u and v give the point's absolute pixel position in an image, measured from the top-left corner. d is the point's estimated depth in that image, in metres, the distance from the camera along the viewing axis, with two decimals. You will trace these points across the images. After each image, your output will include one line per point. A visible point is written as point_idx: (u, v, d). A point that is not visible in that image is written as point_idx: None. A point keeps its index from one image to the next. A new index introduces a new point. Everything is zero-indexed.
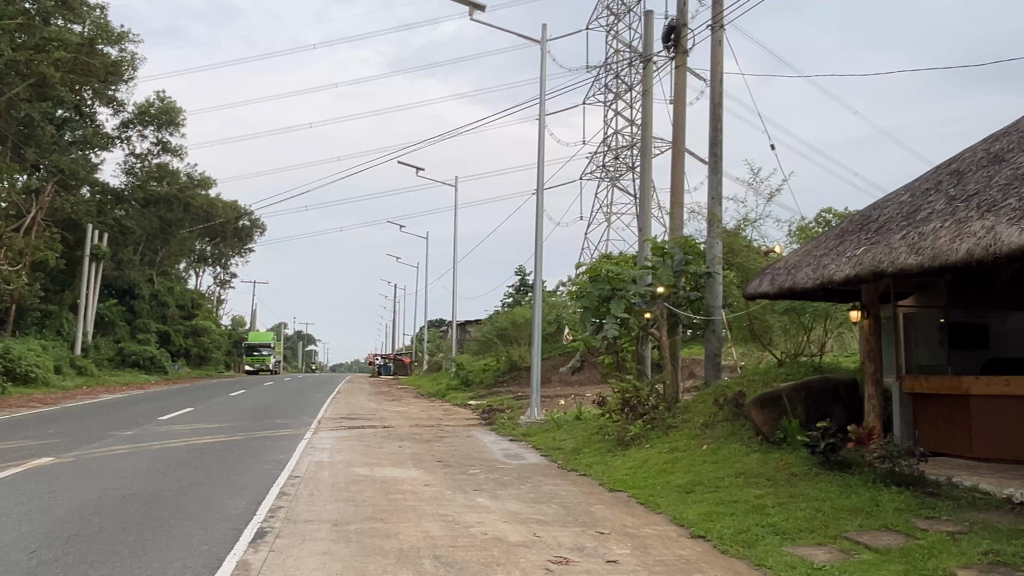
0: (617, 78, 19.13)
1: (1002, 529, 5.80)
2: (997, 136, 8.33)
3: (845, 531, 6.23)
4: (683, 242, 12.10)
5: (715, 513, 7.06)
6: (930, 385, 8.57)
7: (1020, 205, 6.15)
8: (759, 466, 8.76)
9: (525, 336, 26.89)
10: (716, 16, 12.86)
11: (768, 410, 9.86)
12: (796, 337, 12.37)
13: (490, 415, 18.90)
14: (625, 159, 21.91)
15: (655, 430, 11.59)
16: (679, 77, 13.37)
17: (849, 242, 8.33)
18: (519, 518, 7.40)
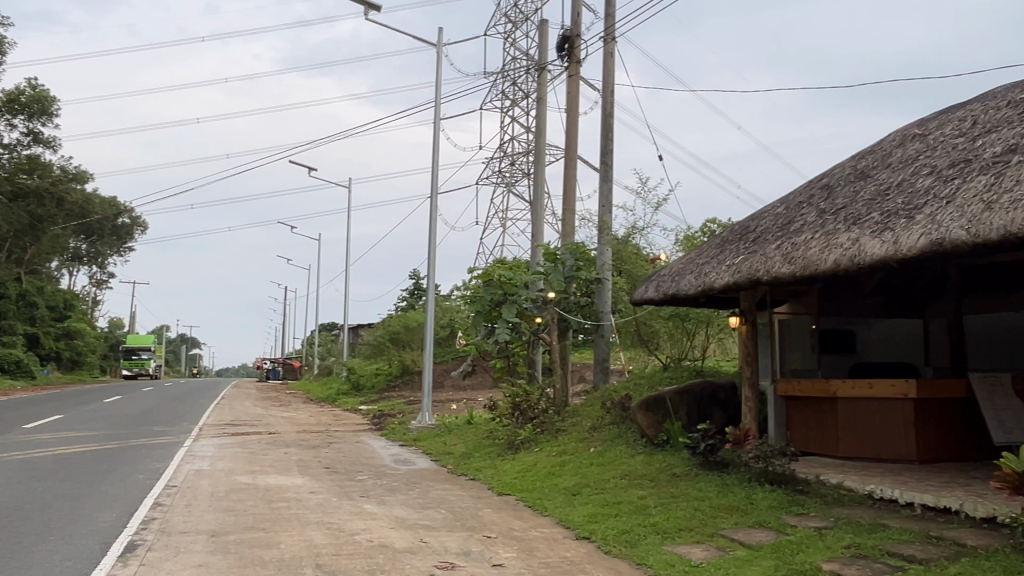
0: (513, 85, 19.27)
1: (862, 524, 6.16)
2: (862, 154, 8.87)
3: (721, 528, 6.47)
4: (574, 248, 12.35)
5: (599, 514, 7.20)
6: (801, 389, 9.02)
7: (881, 218, 6.57)
8: (643, 468, 9.00)
9: (417, 340, 26.70)
10: (609, 28, 13.16)
11: (652, 413, 10.09)
12: (680, 342, 12.89)
13: (381, 420, 18.67)
14: (521, 165, 22.09)
15: (544, 433, 11.72)
16: (572, 86, 13.60)
17: (728, 251, 8.69)
18: (406, 524, 7.32)
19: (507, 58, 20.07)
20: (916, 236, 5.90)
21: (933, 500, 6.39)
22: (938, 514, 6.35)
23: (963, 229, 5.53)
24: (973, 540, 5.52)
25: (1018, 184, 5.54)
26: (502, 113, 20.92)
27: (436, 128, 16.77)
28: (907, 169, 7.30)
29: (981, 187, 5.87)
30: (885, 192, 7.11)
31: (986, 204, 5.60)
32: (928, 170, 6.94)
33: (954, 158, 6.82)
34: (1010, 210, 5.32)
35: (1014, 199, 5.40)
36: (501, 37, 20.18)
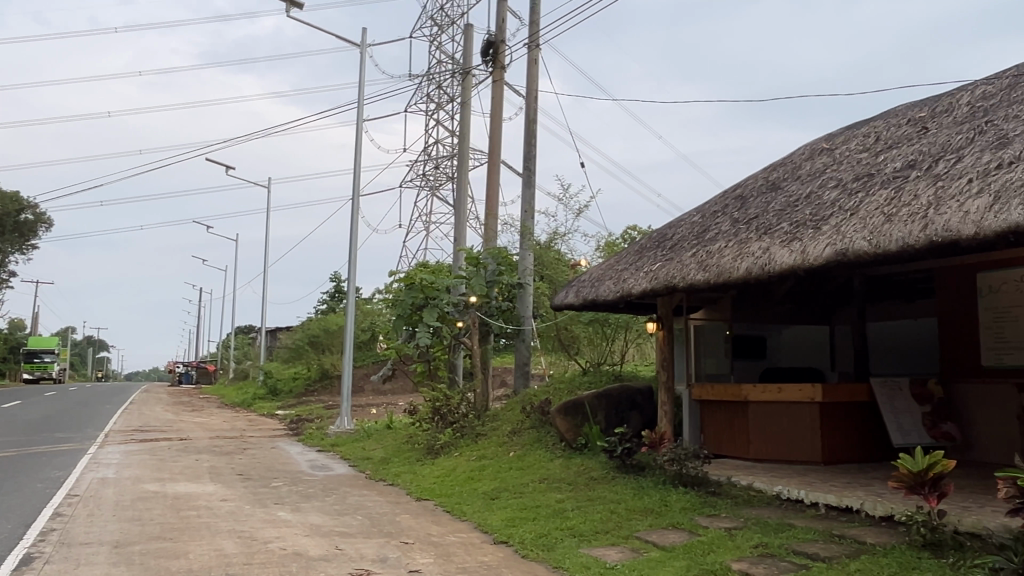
0: (439, 88, 19.23)
1: (770, 524, 6.37)
2: (774, 165, 9.17)
3: (636, 531, 6.58)
4: (496, 252, 12.47)
5: (518, 518, 7.23)
6: (715, 393, 9.27)
7: (791, 229, 6.81)
8: (562, 471, 9.09)
9: (337, 344, 26.29)
10: (533, 35, 13.28)
11: (571, 417, 10.27)
12: (600, 347, 13.03)
13: (298, 425, 18.29)
14: (445, 169, 22.04)
15: (464, 437, 11.69)
16: (496, 91, 13.65)
17: (646, 258, 8.86)
18: (321, 531, 7.19)
19: (432, 61, 20.01)
20: (822, 246, 6.13)
21: (836, 500, 6.65)
22: (841, 513, 6.61)
23: (865, 240, 5.78)
24: (872, 538, 5.77)
25: (916, 198, 5.82)
26: (427, 116, 20.84)
27: (358, 128, 16.59)
28: (816, 182, 7.58)
29: (883, 200, 6.15)
30: (794, 204, 7.37)
31: (886, 216, 5.87)
32: (834, 182, 7.23)
33: (859, 172, 7.12)
34: (908, 223, 5.59)
35: (912, 212, 5.68)
36: (427, 40, 20.12)
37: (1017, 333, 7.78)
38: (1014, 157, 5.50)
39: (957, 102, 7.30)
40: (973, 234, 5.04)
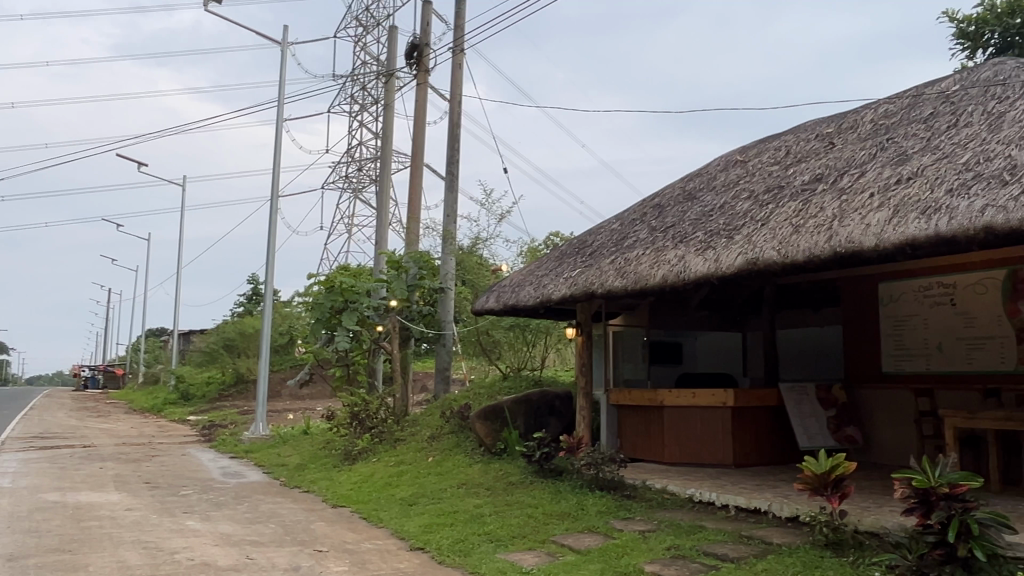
0: (363, 89, 19.02)
1: (682, 526, 6.51)
2: (691, 176, 9.39)
3: (552, 535, 6.62)
4: (418, 256, 12.26)
5: (435, 524, 7.18)
6: (632, 397, 9.42)
7: (705, 238, 6.99)
8: (480, 476, 9.09)
9: (254, 348, 25.65)
10: (458, 40, 13.27)
11: (490, 422, 10.32)
12: (521, 351, 13.11)
13: (211, 431, 17.75)
14: (369, 171, 21.81)
15: (382, 443, 11.56)
16: (420, 94, 13.57)
17: (566, 264, 8.95)
18: (232, 540, 6.99)
19: (357, 61, 19.79)
20: (734, 255, 6.31)
21: (745, 502, 6.85)
22: (750, 514, 6.81)
23: (774, 250, 5.98)
24: (779, 538, 5.95)
25: (822, 211, 6.05)
26: (351, 117, 20.58)
27: (278, 127, 16.25)
28: (729, 193, 7.80)
29: (791, 212, 6.37)
30: (709, 213, 7.57)
31: (794, 227, 6.08)
32: (746, 194, 7.46)
33: (770, 184, 7.36)
34: (814, 234, 5.81)
35: (818, 224, 5.90)
36: (352, 40, 19.89)
37: (915, 340, 8.20)
38: (912, 173, 5.78)
39: (861, 119, 7.63)
40: (874, 246, 5.27)
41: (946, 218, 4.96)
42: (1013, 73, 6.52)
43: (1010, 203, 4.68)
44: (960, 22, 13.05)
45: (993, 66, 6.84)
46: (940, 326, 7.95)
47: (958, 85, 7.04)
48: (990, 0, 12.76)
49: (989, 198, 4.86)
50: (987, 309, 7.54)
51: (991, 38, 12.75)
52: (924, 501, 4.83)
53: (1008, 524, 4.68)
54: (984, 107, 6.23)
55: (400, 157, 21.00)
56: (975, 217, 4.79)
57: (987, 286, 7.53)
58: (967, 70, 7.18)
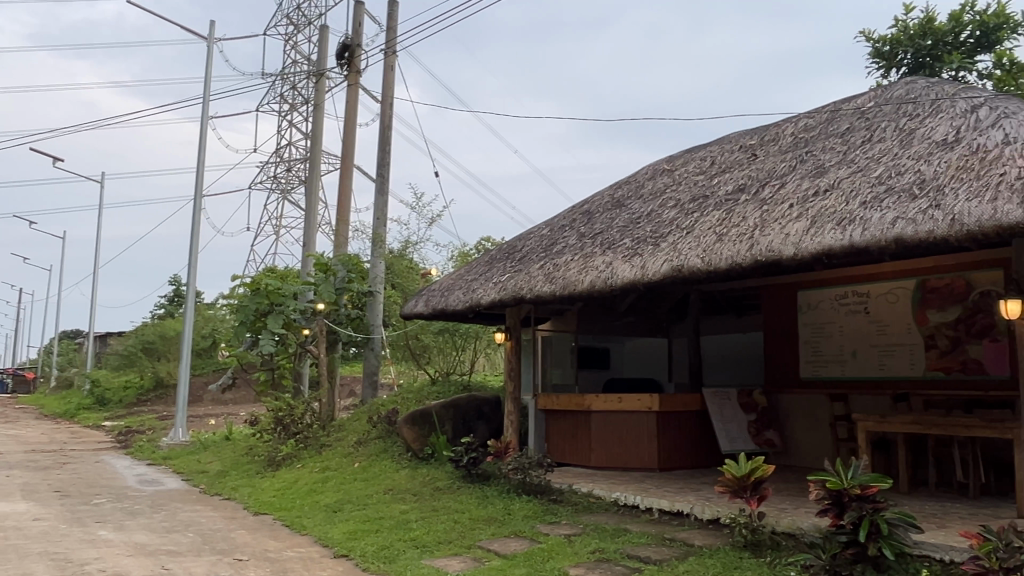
0: (293, 89, 18.69)
1: (607, 529, 6.58)
2: (620, 183, 9.52)
3: (478, 540, 6.60)
4: (347, 259, 12.13)
5: (359, 531, 7.07)
6: (560, 402, 9.50)
7: (632, 245, 7.10)
8: (406, 482, 9.01)
9: (175, 351, 24.89)
10: (390, 41, 13.17)
11: (418, 427, 10.19)
12: (450, 356, 13.08)
13: (127, 437, 17.12)
14: (298, 172, 21.42)
15: (307, 449, 11.36)
16: (351, 95, 13.41)
17: (495, 269, 8.97)
18: (146, 550, 6.74)
19: (287, 60, 19.43)
20: (660, 262, 6.43)
21: (669, 505, 6.98)
22: (673, 517, 6.94)
23: (698, 258, 6.11)
24: (700, 540, 6.08)
25: (745, 220, 6.22)
26: (280, 116, 20.20)
27: (203, 125, 15.82)
28: (656, 201, 7.95)
29: (715, 221, 6.53)
30: (636, 221, 7.69)
31: (718, 236, 6.23)
32: (672, 203, 7.60)
33: (695, 194, 7.52)
34: (737, 242, 5.96)
35: (740, 233, 6.05)
36: (282, 38, 19.52)
37: (831, 346, 8.49)
38: (829, 186, 5.99)
39: (782, 132, 7.88)
40: (792, 255, 5.44)
41: (859, 230, 5.15)
42: (923, 92, 6.82)
43: (919, 216, 4.89)
44: (876, 42, 13.62)
45: (905, 85, 7.14)
46: (854, 333, 8.25)
47: (872, 102, 7.33)
48: (903, 23, 13.37)
49: (900, 210, 5.07)
50: (898, 318, 7.86)
51: (905, 58, 13.31)
52: (837, 502, 5.01)
53: (915, 524, 4.87)
54: (897, 124, 6.50)
55: (330, 159, 20.71)
56: (886, 229, 4.99)
57: (898, 295, 7.87)
58: (881, 88, 7.48)
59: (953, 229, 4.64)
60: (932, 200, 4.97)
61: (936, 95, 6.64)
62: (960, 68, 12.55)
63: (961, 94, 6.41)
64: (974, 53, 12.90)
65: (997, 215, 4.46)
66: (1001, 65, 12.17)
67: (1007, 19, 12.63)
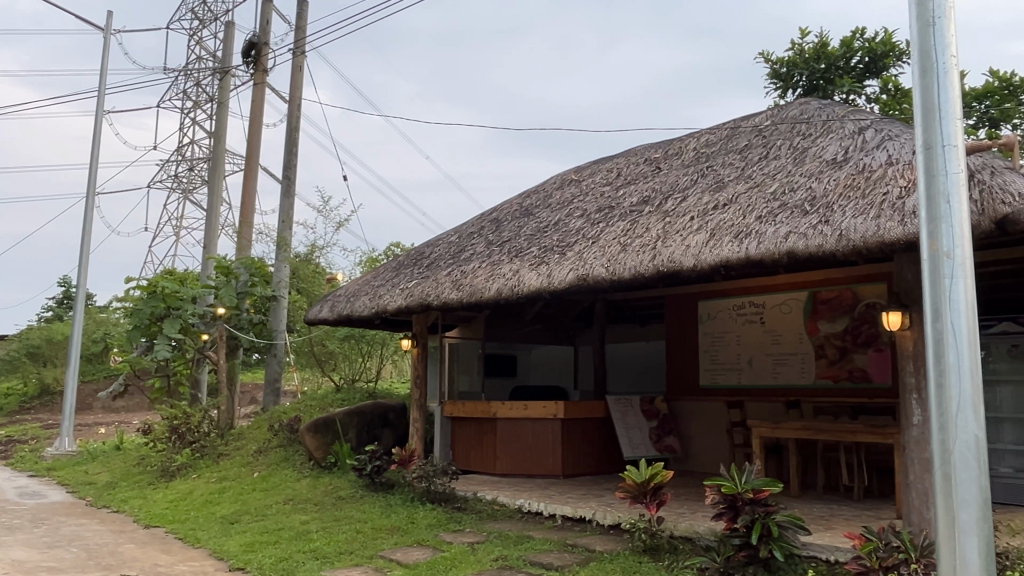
0: (197, 86, 18.05)
1: (510, 536, 6.60)
2: (528, 192, 9.59)
3: (380, 550, 6.50)
4: (249, 262, 11.70)
5: (257, 543, 6.86)
6: (465, 410, 9.47)
7: (539, 253, 7.16)
8: (308, 491, 8.80)
9: (62, 356, 23.59)
10: (299, 41, 12.90)
11: (321, 435, 10.01)
12: (355, 363, 12.90)
13: (7, 448, 16.10)
14: (200, 172, 20.71)
15: (204, 458, 10.97)
16: (257, 94, 13.06)
17: (402, 275, 8.88)
18: (24, 568, 6.35)
19: (191, 56, 18.77)
20: (565, 271, 6.51)
21: (572, 511, 7.06)
22: (575, 523, 7.02)
23: (603, 267, 6.22)
24: (601, 546, 6.17)
25: (648, 231, 6.36)
26: (182, 113, 19.50)
27: (98, 119, 15.10)
28: (563, 210, 8.04)
29: (619, 231, 6.66)
30: (543, 230, 7.76)
31: (622, 246, 6.35)
32: (579, 213, 7.71)
33: (601, 204, 7.65)
34: (640, 253, 6.09)
35: (643, 243, 6.19)
36: (186, 33, 18.84)
37: (729, 354, 8.78)
38: (728, 200, 6.20)
39: (685, 147, 8.11)
40: (692, 266, 5.60)
41: (755, 242, 5.35)
42: (816, 112, 7.13)
43: (810, 231, 5.11)
44: (774, 64, 14.17)
45: (799, 105, 7.45)
46: (750, 342, 8.56)
47: (769, 120, 7.63)
48: (799, 46, 13.98)
49: (792, 225, 5.29)
50: (791, 327, 8.18)
51: (800, 80, 13.86)
52: (731, 506, 5.17)
53: (803, 525, 5.07)
54: (791, 143, 6.78)
55: (235, 159, 20.11)
56: (780, 242, 5.20)
57: (791, 306, 8.20)
58: (777, 107, 7.80)
59: (840, 244, 4.87)
60: (822, 216, 5.20)
61: (827, 116, 6.95)
62: (850, 91, 13.23)
63: (850, 115, 6.73)
64: (863, 78, 13.63)
65: (880, 231, 4.71)
66: (887, 89, 12.87)
67: (893, 47, 13.40)
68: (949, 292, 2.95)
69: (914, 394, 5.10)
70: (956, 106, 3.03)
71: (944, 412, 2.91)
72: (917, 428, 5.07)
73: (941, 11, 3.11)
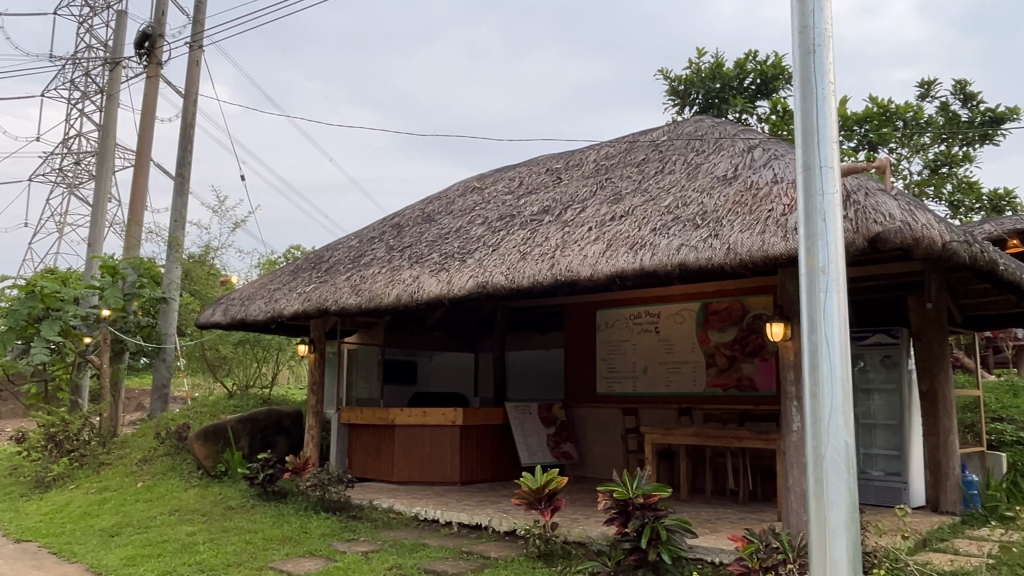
0: (86, 75, 17.17)
1: (406, 545, 6.55)
2: (430, 198, 9.56)
3: (270, 561, 6.32)
4: (138, 263, 11.24)
5: (139, 556, 6.54)
6: (363, 417, 9.33)
7: (440, 259, 7.15)
8: (195, 501, 8.48)
9: None
10: (196, 35, 12.46)
11: (210, 442, 9.61)
12: (249, 368, 12.54)
13: None
14: (87, 166, 19.70)
15: (83, 467, 10.41)
16: (151, 87, 12.53)
17: (300, 279, 8.69)
18: None
19: (80, 44, 17.84)
20: (465, 278, 6.53)
21: (468, 518, 7.07)
22: (471, 531, 7.04)
23: (502, 275, 6.27)
24: (496, 552, 6.20)
25: (547, 241, 6.46)
26: (69, 104, 18.50)
27: None
28: (465, 218, 8.06)
29: (519, 240, 6.73)
30: (445, 236, 7.77)
31: (521, 255, 6.42)
32: (480, 220, 7.75)
33: (503, 212, 7.72)
34: (539, 262, 6.17)
35: (542, 252, 6.28)
36: (75, 20, 17.91)
37: (625, 363, 8.98)
38: (624, 212, 6.36)
39: (585, 158, 8.27)
40: (589, 276, 5.71)
41: (649, 254, 5.51)
42: (710, 129, 7.40)
43: (701, 244, 5.30)
44: (673, 81, 14.67)
45: (694, 122, 7.72)
46: (646, 350, 8.79)
47: (666, 136, 7.87)
48: (696, 65, 14.52)
49: (685, 238, 5.48)
50: (684, 337, 8.44)
51: (696, 98, 14.46)
52: (622, 511, 5.31)
53: (690, 529, 5.23)
54: (686, 158, 7.01)
55: (126, 154, 19.24)
56: (673, 255, 5.37)
57: (684, 316, 8.46)
58: (674, 123, 8.06)
59: (729, 257, 5.07)
60: (713, 230, 5.40)
61: (719, 134, 7.22)
62: (742, 111, 13.82)
63: (741, 134, 7.02)
64: (754, 98, 14.21)
65: (765, 245, 4.94)
66: (776, 110, 13.50)
67: (783, 71, 14.01)
68: (823, 306, 3.11)
69: (794, 401, 5.38)
70: (832, 130, 3.21)
71: (818, 419, 3.07)
72: (796, 434, 5.36)
73: (820, 40, 3.29)
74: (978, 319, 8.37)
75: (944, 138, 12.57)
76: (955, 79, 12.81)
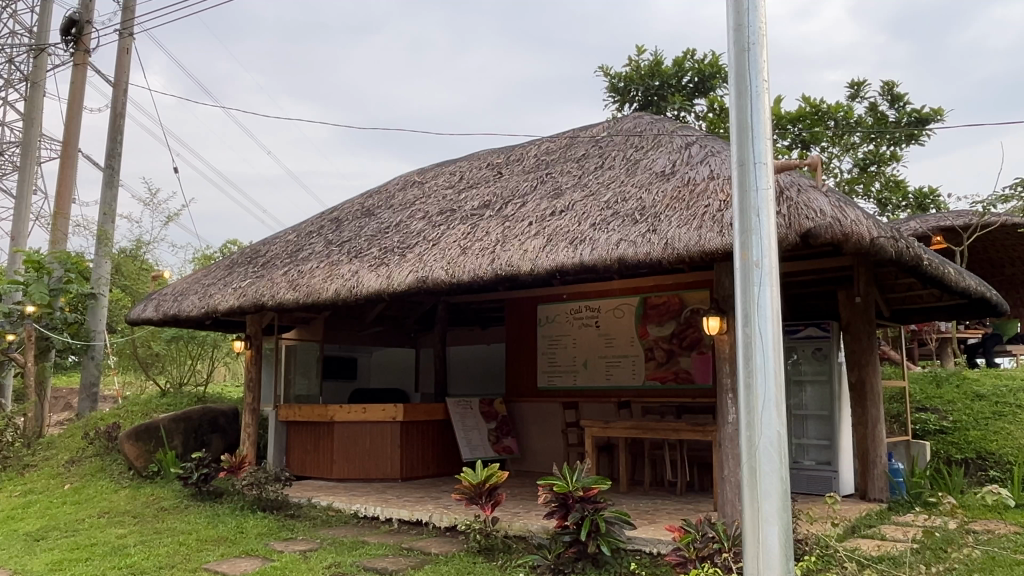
0: (10, 62, 16.51)
1: (345, 542, 6.47)
2: (370, 193, 9.45)
3: (204, 562, 6.16)
4: (65, 257, 10.67)
5: (65, 561, 6.31)
6: (301, 414, 9.18)
7: (379, 255, 7.07)
8: (126, 503, 8.23)
9: None
10: (125, 21, 12.05)
11: (142, 442, 9.37)
12: (182, 365, 12.25)
13: None
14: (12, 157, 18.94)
15: (6, 469, 10.00)
16: (78, 74, 12.07)
17: (235, 274, 8.50)
18: None
19: (3, 30, 17.12)
20: (406, 273, 6.46)
21: (408, 515, 7.02)
22: (412, 527, 6.99)
23: (442, 269, 6.24)
24: (436, 548, 6.17)
25: (487, 235, 6.45)
26: None
27: None
28: (405, 212, 7.99)
29: (459, 234, 6.70)
30: (385, 230, 7.68)
31: (461, 249, 6.40)
32: (420, 215, 7.70)
33: (443, 207, 7.68)
34: (479, 257, 6.16)
35: (482, 247, 6.27)
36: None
37: (565, 357, 9.04)
38: (564, 207, 6.39)
39: (525, 153, 8.29)
40: (529, 270, 5.72)
41: (589, 249, 5.56)
42: (648, 126, 7.47)
43: (639, 239, 5.37)
44: (613, 78, 14.82)
45: (632, 119, 7.78)
46: (586, 345, 8.85)
47: (606, 131, 7.93)
48: (636, 63, 14.71)
49: (623, 233, 5.54)
50: (623, 331, 8.52)
51: (636, 95, 14.63)
52: (563, 504, 5.32)
53: (629, 520, 5.31)
54: (625, 154, 7.07)
55: (51, 144, 18.56)
56: (613, 249, 5.43)
57: (623, 311, 8.54)
58: (614, 120, 8.11)
59: (666, 252, 5.15)
60: (651, 225, 5.47)
61: (658, 130, 7.29)
62: (680, 108, 14.03)
63: (679, 131, 7.11)
64: (692, 97, 14.42)
65: (702, 241, 5.01)
66: (713, 108, 13.77)
67: (720, 69, 14.25)
68: (757, 299, 3.17)
69: (728, 393, 5.50)
70: (766, 127, 3.27)
71: (752, 412, 3.12)
72: (732, 425, 5.47)
73: (755, 38, 3.34)
74: (904, 313, 8.65)
75: (872, 138, 12.99)
76: (884, 81, 13.23)
